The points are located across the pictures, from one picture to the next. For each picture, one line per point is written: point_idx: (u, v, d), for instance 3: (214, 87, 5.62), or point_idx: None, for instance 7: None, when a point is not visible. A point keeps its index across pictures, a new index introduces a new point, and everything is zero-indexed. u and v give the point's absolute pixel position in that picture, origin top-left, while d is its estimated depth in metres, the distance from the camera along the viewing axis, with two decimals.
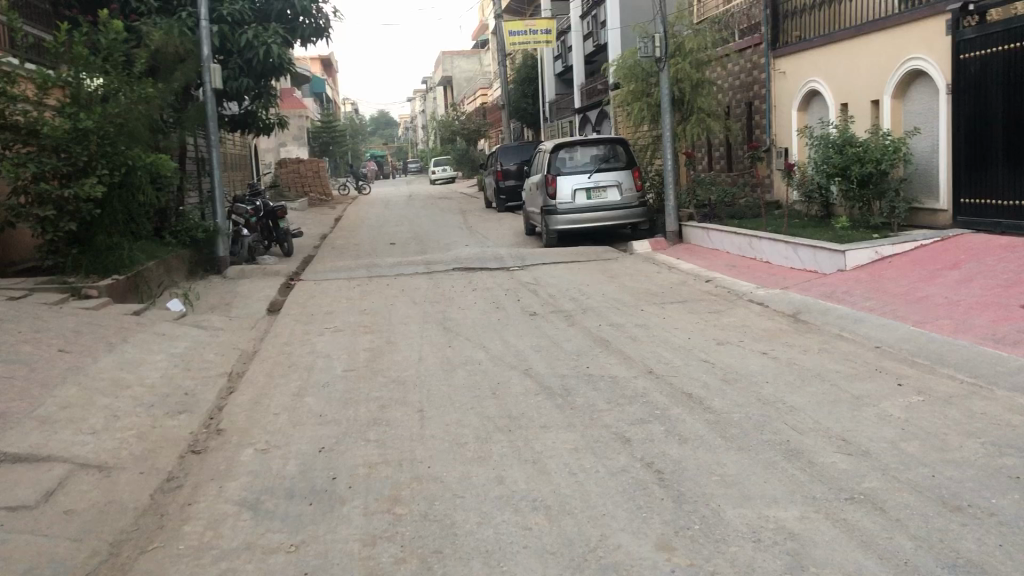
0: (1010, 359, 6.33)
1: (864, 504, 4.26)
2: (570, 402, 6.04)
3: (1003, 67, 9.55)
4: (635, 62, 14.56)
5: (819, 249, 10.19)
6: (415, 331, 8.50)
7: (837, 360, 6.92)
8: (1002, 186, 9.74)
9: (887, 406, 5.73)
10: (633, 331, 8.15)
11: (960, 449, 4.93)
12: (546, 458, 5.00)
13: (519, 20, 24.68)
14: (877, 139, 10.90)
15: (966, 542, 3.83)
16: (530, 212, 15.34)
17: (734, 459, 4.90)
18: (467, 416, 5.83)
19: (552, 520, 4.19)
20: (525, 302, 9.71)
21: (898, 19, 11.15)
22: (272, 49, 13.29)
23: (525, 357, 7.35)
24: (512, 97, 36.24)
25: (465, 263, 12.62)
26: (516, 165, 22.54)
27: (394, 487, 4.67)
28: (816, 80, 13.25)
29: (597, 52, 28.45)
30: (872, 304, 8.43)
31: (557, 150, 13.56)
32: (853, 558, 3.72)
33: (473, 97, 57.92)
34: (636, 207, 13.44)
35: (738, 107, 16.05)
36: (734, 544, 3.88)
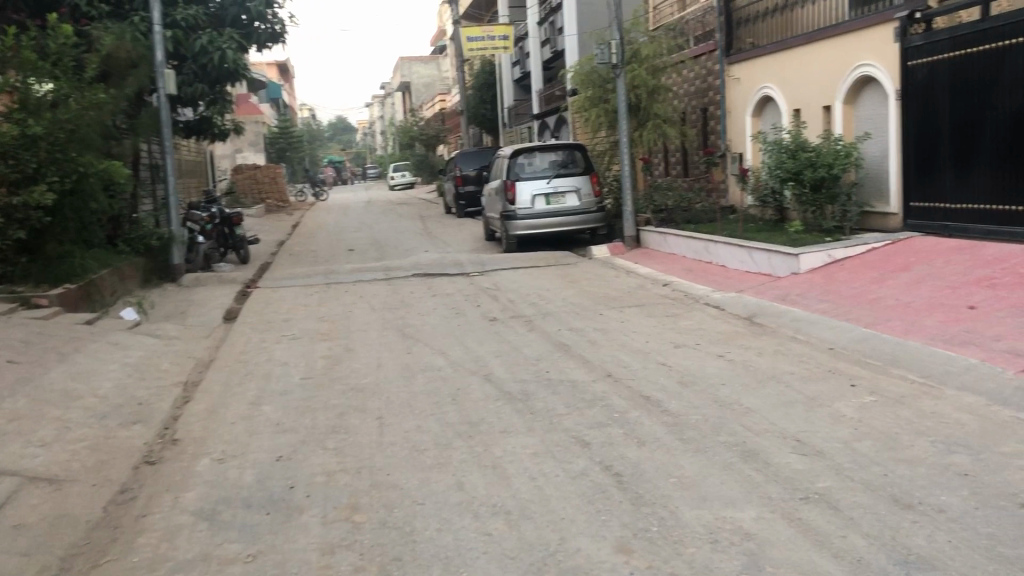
0: (959, 359, 6.48)
1: (818, 504, 4.33)
2: (530, 407, 6.05)
3: (950, 74, 9.77)
4: (591, 69, 14.76)
5: (774, 253, 10.34)
6: (374, 337, 8.47)
7: (792, 362, 7.02)
8: (949, 190, 9.97)
9: (840, 406, 5.83)
10: (593, 336, 8.20)
11: (911, 448, 5.03)
12: (506, 463, 5.01)
13: (477, 26, 24.72)
14: (829, 144, 11.10)
15: (917, 539, 3.91)
16: (489, 217, 15.35)
17: (692, 461, 4.95)
18: (426, 422, 5.82)
19: (512, 525, 4.20)
20: (484, 307, 9.71)
21: (848, 26, 11.37)
22: (227, 54, 13.20)
23: (484, 362, 7.36)
24: (471, 103, 36.28)
25: (424, 269, 12.60)
26: (475, 171, 22.56)
27: (353, 495, 4.64)
28: (769, 86, 13.45)
29: (554, 58, 28.59)
30: (826, 306, 8.57)
31: (515, 155, 13.59)
32: (808, 557, 3.77)
33: (431, 104, 57.93)
34: (594, 212, 13.52)
35: (694, 112, 16.26)
36: (692, 546, 3.92)
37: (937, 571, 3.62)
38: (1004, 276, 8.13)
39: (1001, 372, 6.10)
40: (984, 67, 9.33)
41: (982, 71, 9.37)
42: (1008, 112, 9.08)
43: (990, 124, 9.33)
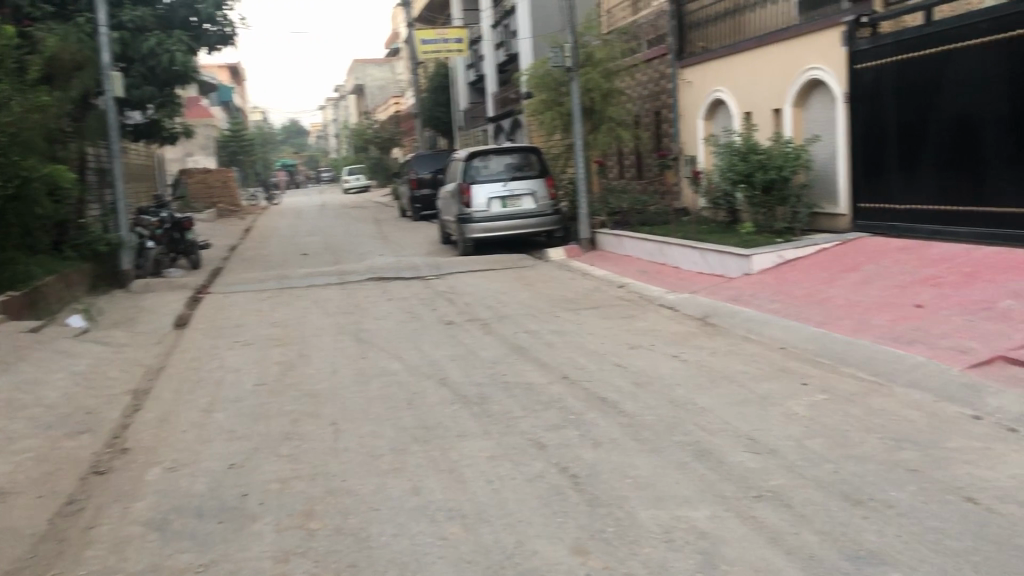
0: (906, 357, 6.61)
1: (771, 501, 4.39)
2: (486, 410, 6.05)
3: (895, 77, 9.98)
4: (546, 72, 14.78)
5: (727, 254, 10.46)
6: (329, 342, 8.40)
7: (745, 361, 7.10)
8: (896, 191, 10.18)
9: (792, 405, 5.91)
10: (549, 338, 8.21)
11: (860, 445, 5.12)
12: (463, 467, 4.99)
13: (431, 29, 24.64)
14: (779, 147, 11.26)
15: (868, 535, 3.98)
16: (445, 220, 15.31)
17: (647, 461, 4.98)
18: (382, 427, 5.78)
19: (468, 529, 4.19)
20: (440, 311, 9.69)
21: (797, 30, 11.55)
22: (177, 56, 13.02)
23: (440, 366, 7.33)
24: (425, 106, 36.18)
25: (378, 273, 12.53)
26: (431, 174, 22.49)
27: (308, 502, 4.59)
28: (720, 89, 13.62)
29: (509, 61, 28.63)
30: (778, 306, 8.69)
31: (470, 158, 13.58)
32: (762, 554, 3.82)
33: (385, 107, 57.74)
34: (550, 215, 13.57)
35: (647, 115, 16.39)
36: (648, 545, 3.94)
37: (888, 565, 3.68)
38: (949, 275, 8.32)
39: (947, 368, 6.24)
40: (928, 71, 9.55)
41: (926, 74, 9.58)
42: (952, 114, 9.30)
43: (934, 126, 9.54)
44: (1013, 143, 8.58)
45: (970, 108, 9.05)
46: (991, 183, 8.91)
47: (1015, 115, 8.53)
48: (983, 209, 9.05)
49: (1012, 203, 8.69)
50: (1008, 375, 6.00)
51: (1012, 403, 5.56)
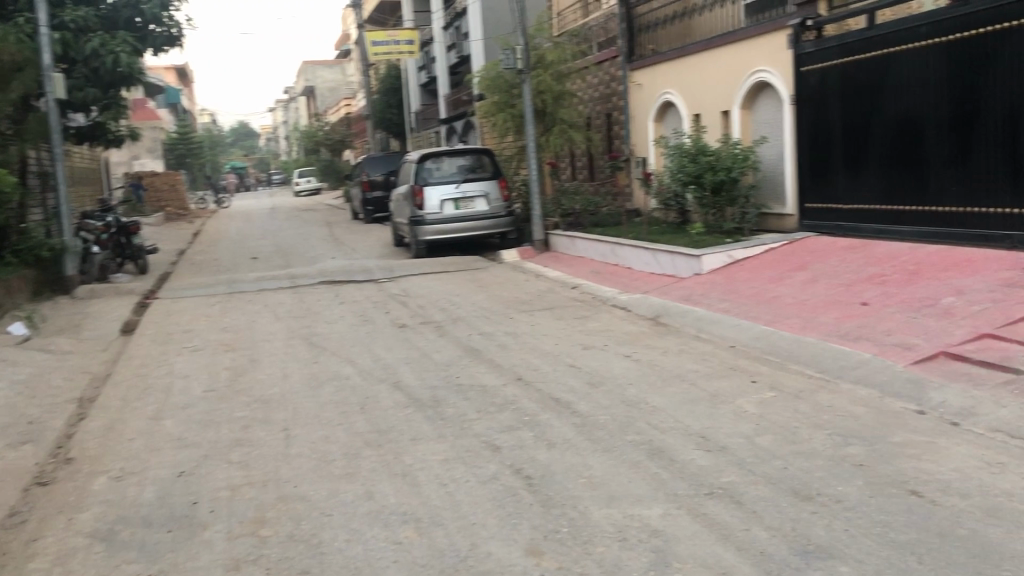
0: (852, 354, 6.74)
1: (722, 498, 4.44)
2: (440, 413, 6.04)
3: (840, 79, 10.17)
4: (497, 74, 14.81)
5: (677, 255, 10.57)
6: (280, 347, 8.31)
7: (696, 360, 7.18)
8: (841, 191, 10.37)
9: (742, 402, 6.00)
10: (503, 340, 8.22)
11: (809, 441, 5.21)
12: (416, 471, 4.98)
13: (382, 30, 24.51)
14: (728, 148, 11.42)
15: (816, 529, 4.05)
16: (398, 223, 15.24)
17: (600, 460, 5.02)
18: (334, 432, 5.74)
19: (422, 533, 4.17)
20: (394, 314, 9.64)
21: (744, 33, 11.72)
22: (121, 57, 12.72)
23: (394, 369, 7.29)
24: (376, 108, 35.99)
25: (330, 276, 12.43)
26: (383, 176, 22.37)
27: (259, 509, 4.54)
28: (670, 91, 13.77)
29: (461, 62, 28.59)
30: (728, 305, 8.80)
31: (423, 160, 13.50)
32: (714, 551, 3.86)
33: (336, 109, 57.33)
34: (503, 216, 13.59)
35: (599, 117, 16.51)
36: (601, 545, 3.96)
37: (836, 559, 3.75)
38: (894, 273, 8.50)
39: (892, 364, 6.37)
40: (871, 73, 9.75)
41: (870, 76, 9.78)
42: (894, 116, 9.50)
43: (878, 127, 9.74)
44: (953, 144, 8.78)
45: (911, 109, 9.25)
46: (933, 182, 9.11)
47: (955, 116, 8.73)
48: (924, 208, 9.25)
49: (952, 202, 8.89)
50: (951, 371, 6.15)
51: (954, 398, 5.70)
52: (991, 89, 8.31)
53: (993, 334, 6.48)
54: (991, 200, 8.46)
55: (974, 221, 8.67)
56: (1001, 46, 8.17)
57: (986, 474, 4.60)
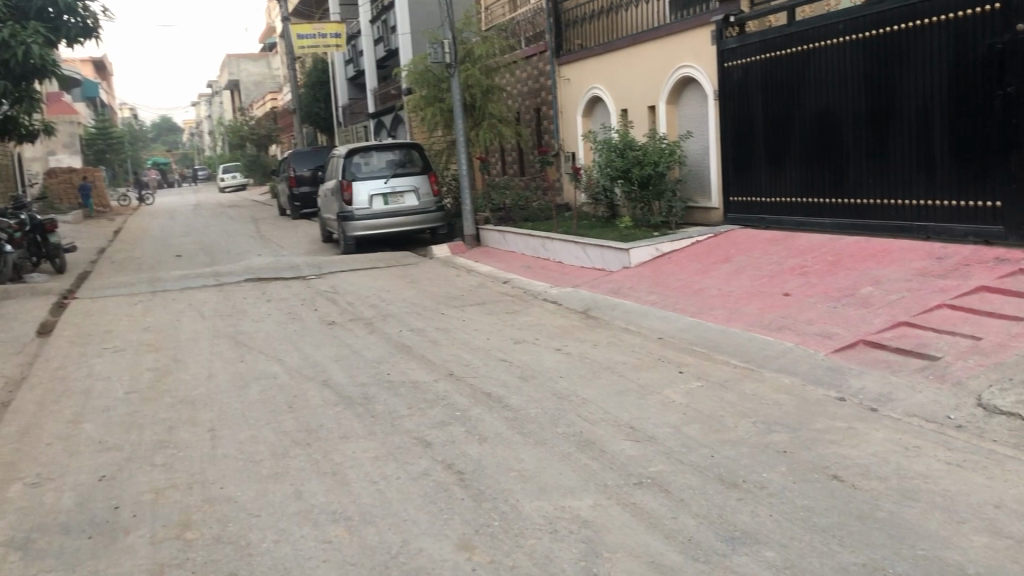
0: (776, 344, 6.90)
1: (651, 487, 4.50)
2: (370, 410, 5.98)
3: (762, 75, 10.39)
4: (425, 68, 14.71)
5: (606, 248, 10.67)
6: (205, 346, 8.13)
7: (625, 352, 7.27)
8: (764, 185, 10.61)
9: (669, 393, 6.10)
10: (434, 336, 8.19)
11: (735, 429, 5.32)
12: (347, 469, 4.93)
13: (307, 23, 24.10)
14: (654, 143, 11.59)
15: (742, 516, 4.13)
16: (326, 218, 15.05)
17: (531, 453, 5.04)
18: (262, 432, 5.64)
19: (353, 531, 4.13)
20: (322, 311, 9.51)
21: (669, 29, 11.87)
22: (32, 49, 12.26)
23: (323, 367, 7.20)
24: (303, 102, 35.47)
25: (257, 274, 12.22)
26: (311, 171, 22.02)
27: (185, 512, 4.44)
28: (597, 87, 13.89)
29: (388, 56, 28.34)
30: (655, 298, 8.92)
31: (351, 155, 13.35)
32: (643, 541, 3.91)
33: (260, 102, 56.38)
34: (433, 211, 13.55)
35: (527, 112, 16.57)
36: (532, 537, 3.98)
37: (760, 544, 3.84)
38: (814, 265, 8.72)
39: (814, 353, 6.55)
40: (792, 70, 9.98)
41: (790, 73, 10.01)
42: (814, 111, 9.74)
43: (798, 123, 9.97)
44: (870, 138, 9.04)
45: (831, 105, 9.49)
46: (851, 176, 9.36)
47: (871, 111, 8.99)
48: (844, 200, 9.51)
49: (870, 194, 9.15)
50: (870, 358, 6.33)
51: (872, 385, 5.88)
52: (906, 84, 8.57)
53: (910, 322, 6.70)
54: (906, 192, 8.73)
55: (890, 213, 8.94)
56: (915, 43, 8.43)
57: (902, 456, 4.77)
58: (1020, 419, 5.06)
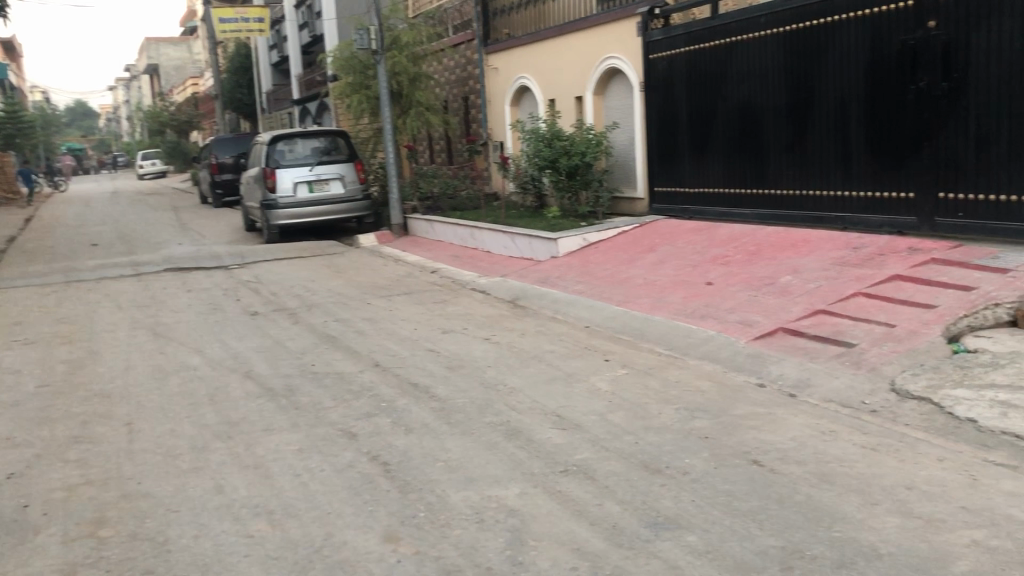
0: (699, 331, 7.01)
1: (576, 475, 4.54)
2: (294, 401, 5.89)
3: (686, 67, 10.53)
4: (351, 54, 14.50)
5: (534, 238, 10.70)
6: (122, 338, 7.89)
7: (552, 341, 7.30)
8: (688, 175, 10.77)
9: (595, 380, 6.15)
10: (360, 326, 8.10)
11: (659, 416, 5.39)
12: (269, 462, 4.83)
13: (230, 7, 23.49)
14: (582, 134, 11.67)
15: (665, 501, 4.19)
16: (249, 206, 14.76)
17: (458, 443, 5.02)
18: (181, 425, 5.50)
19: (275, 525, 4.06)
20: (245, 301, 9.32)
21: (596, 20, 11.96)
22: None
23: (245, 359, 7.05)
24: (226, 87, 34.66)
25: (177, 263, 11.88)
26: (233, 158, 21.52)
27: (98, 509, 4.30)
28: (524, 76, 13.90)
29: (314, 41, 27.88)
30: (582, 287, 8.99)
31: (274, 142, 13.07)
32: (568, 528, 3.94)
33: (181, 87, 54.90)
34: (359, 200, 13.38)
35: (455, 101, 16.49)
36: (458, 527, 3.97)
37: (683, 529, 3.89)
38: (736, 254, 8.89)
39: (735, 341, 6.68)
40: (715, 62, 10.13)
41: (714, 65, 10.17)
42: (736, 103, 9.91)
43: (721, 115, 10.14)
44: (789, 130, 9.24)
45: (752, 97, 9.67)
46: (772, 167, 9.55)
47: (791, 104, 9.19)
48: (764, 191, 9.71)
49: (789, 185, 9.36)
50: (789, 345, 6.49)
51: (791, 371, 6.03)
52: (824, 77, 8.77)
53: (827, 310, 6.88)
54: (824, 183, 8.95)
55: (809, 203, 9.16)
56: (833, 37, 8.63)
57: (820, 441, 4.89)
58: (931, 403, 5.23)
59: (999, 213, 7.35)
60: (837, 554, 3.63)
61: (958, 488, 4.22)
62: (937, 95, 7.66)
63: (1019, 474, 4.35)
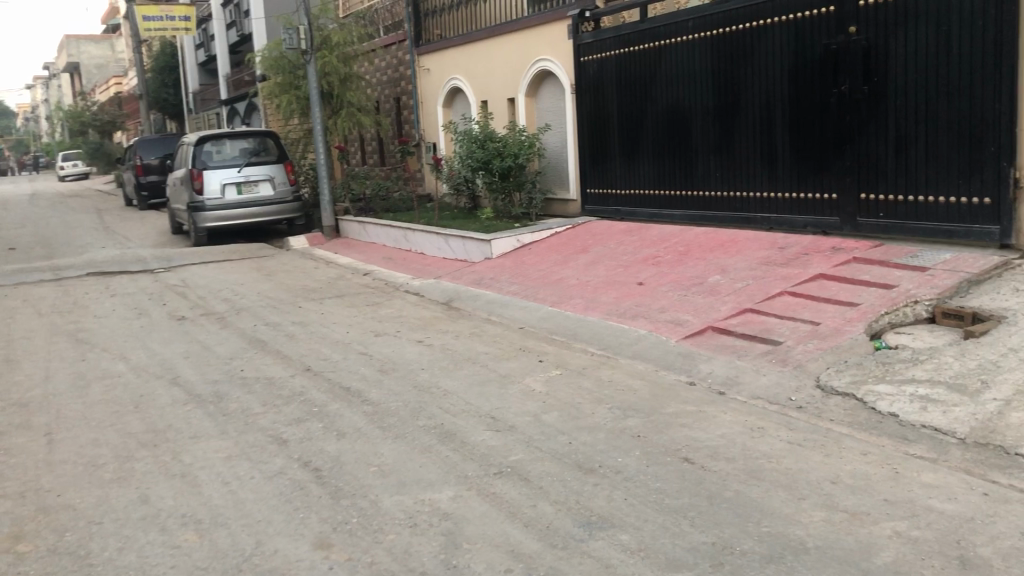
0: (631, 331, 7.08)
1: (511, 477, 4.53)
2: (222, 408, 5.76)
3: (617, 69, 10.63)
4: (280, 54, 14.28)
5: (468, 239, 10.68)
6: (41, 345, 7.63)
7: (486, 342, 7.29)
8: (619, 177, 10.87)
9: (529, 382, 6.16)
10: (291, 330, 7.97)
11: (592, 416, 5.43)
12: (197, 470, 4.72)
13: (154, 5, 22.90)
14: (514, 135, 11.71)
15: (598, 500, 4.22)
16: (175, 208, 14.42)
17: (391, 447, 4.97)
18: (104, 435, 5.33)
19: (203, 535, 3.96)
20: (172, 306, 9.09)
21: (528, 22, 12.01)
22: None
23: (172, 365, 6.88)
24: (150, 87, 33.81)
25: (99, 267, 11.53)
26: (159, 159, 21.02)
27: (16, 523, 4.14)
28: (456, 78, 13.88)
29: (241, 41, 27.46)
30: (516, 288, 9.00)
31: (201, 143, 12.79)
32: (502, 530, 3.93)
33: (104, 87, 53.44)
34: (289, 201, 13.19)
35: (387, 102, 16.37)
36: (392, 532, 3.93)
37: (616, 528, 3.92)
38: (666, 255, 9.01)
39: (666, 340, 6.76)
40: (644, 65, 10.26)
41: (643, 68, 10.29)
42: (665, 106, 10.05)
43: (650, 117, 10.26)
44: (717, 133, 9.40)
45: (681, 100, 9.81)
46: (700, 168, 9.71)
47: (718, 106, 9.35)
48: (693, 192, 9.85)
49: (717, 187, 9.52)
50: (718, 344, 6.59)
51: (720, 369, 6.13)
52: (750, 80, 8.95)
53: (754, 309, 7.02)
54: (751, 184, 9.12)
55: (737, 205, 9.33)
56: (759, 41, 8.82)
57: (749, 438, 4.98)
58: (854, 399, 5.38)
59: (917, 214, 7.57)
60: (765, 549, 3.70)
61: (881, 482, 4.33)
62: (858, 98, 7.86)
63: (938, 467, 4.49)
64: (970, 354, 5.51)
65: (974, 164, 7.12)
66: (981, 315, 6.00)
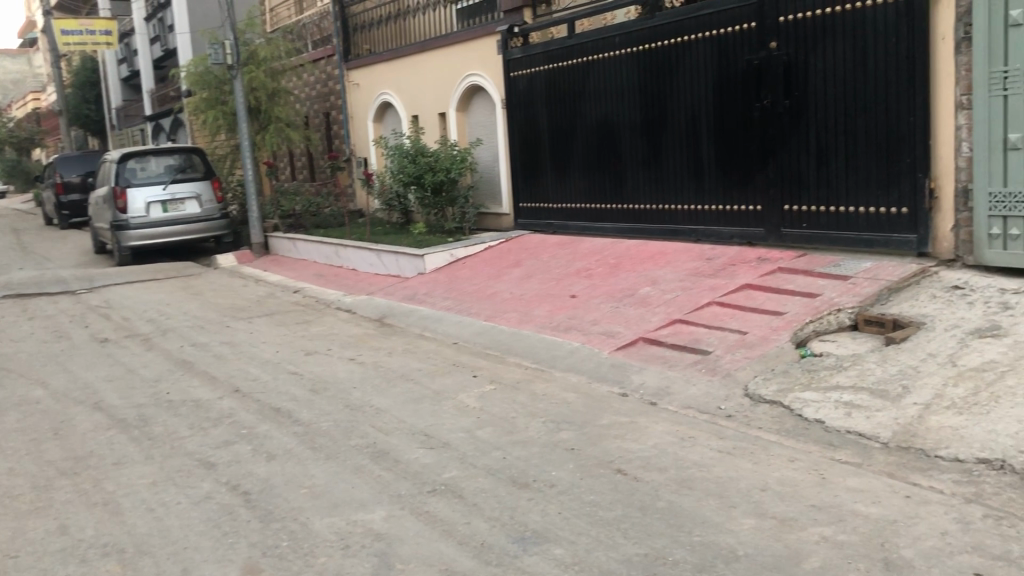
0: (563, 344, 7.11)
1: (444, 494, 4.49)
2: (146, 433, 5.60)
3: (546, 84, 10.71)
4: (205, 69, 14.04)
5: (401, 255, 10.61)
6: None
7: (420, 359, 7.24)
8: (550, 191, 10.93)
9: (462, 397, 6.12)
10: (219, 350, 7.80)
11: (526, 430, 5.42)
12: (120, 498, 4.57)
13: (73, 18, 22.27)
14: (446, 150, 11.70)
15: (532, 515, 4.21)
16: (98, 227, 14.02)
17: (323, 468, 4.89)
18: (21, 464, 5.13)
19: (126, 564, 3.84)
20: (94, 328, 8.81)
21: (457, 37, 12.05)
22: None
23: (94, 389, 6.66)
24: (71, 102, 32.87)
25: (17, 289, 11.14)
26: (80, 177, 20.40)
27: None
28: (386, 93, 13.82)
29: (166, 56, 26.92)
30: (450, 303, 8.96)
31: (124, 160, 12.47)
32: (436, 548, 3.90)
33: (22, 104, 51.75)
34: (217, 219, 12.95)
35: (316, 116, 16.23)
36: (323, 555, 3.86)
37: (550, 542, 3.92)
38: (598, 267, 9.08)
39: (598, 352, 6.80)
40: (573, 80, 10.36)
41: (571, 83, 10.39)
42: (594, 120, 10.15)
43: (580, 131, 10.35)
44: (645, 146, 9.53)
45: (609, 113, 9.92)
46: (630, 182, 9.82)
47: (646, 120, 9.48)
48: (623, 205, 9.96)
49: (647, 200, 9.64)
50: (649, 354, 6.66)
51: (652, 379, 6.19)
52: (676, 95, 9.11)
53: (684, 319, 7.11)
54: (680, 197, 9.26)
55: (666, 217, 9.46)
56: (683, 56, 8.98)
57: (680, 447, 5.03)
58: (782, 406, 5.48)
59: (839, 223, 7.77)
60: (697, 558, 3.73)
61: (808, 488, 4.42)
62: (780, 112, 8.05)
63: (862, 471, 4.60)
64: (891, 360, 5.67)
65: (892, 175, 7.33)
66: (901, 321, 6.18)
